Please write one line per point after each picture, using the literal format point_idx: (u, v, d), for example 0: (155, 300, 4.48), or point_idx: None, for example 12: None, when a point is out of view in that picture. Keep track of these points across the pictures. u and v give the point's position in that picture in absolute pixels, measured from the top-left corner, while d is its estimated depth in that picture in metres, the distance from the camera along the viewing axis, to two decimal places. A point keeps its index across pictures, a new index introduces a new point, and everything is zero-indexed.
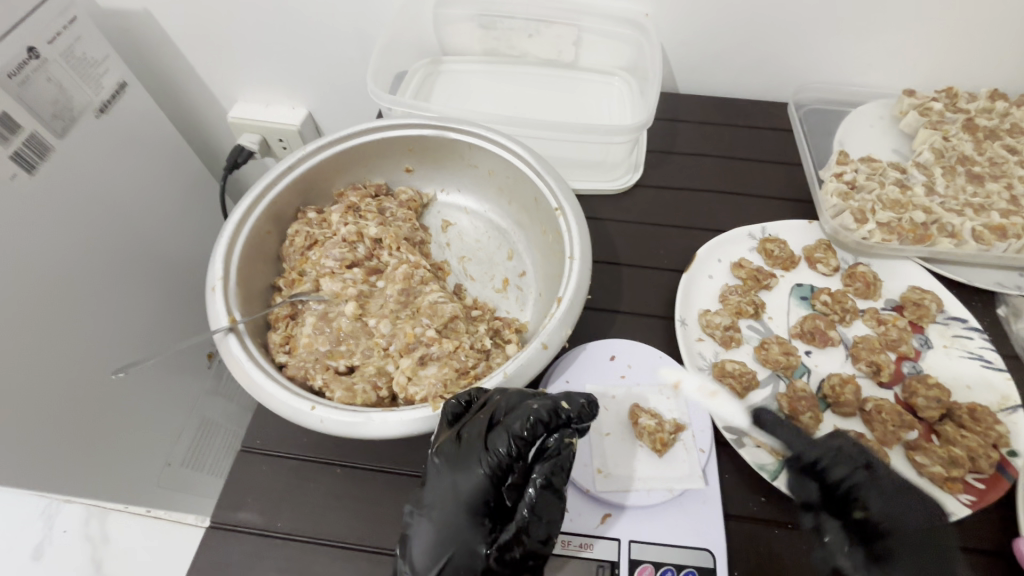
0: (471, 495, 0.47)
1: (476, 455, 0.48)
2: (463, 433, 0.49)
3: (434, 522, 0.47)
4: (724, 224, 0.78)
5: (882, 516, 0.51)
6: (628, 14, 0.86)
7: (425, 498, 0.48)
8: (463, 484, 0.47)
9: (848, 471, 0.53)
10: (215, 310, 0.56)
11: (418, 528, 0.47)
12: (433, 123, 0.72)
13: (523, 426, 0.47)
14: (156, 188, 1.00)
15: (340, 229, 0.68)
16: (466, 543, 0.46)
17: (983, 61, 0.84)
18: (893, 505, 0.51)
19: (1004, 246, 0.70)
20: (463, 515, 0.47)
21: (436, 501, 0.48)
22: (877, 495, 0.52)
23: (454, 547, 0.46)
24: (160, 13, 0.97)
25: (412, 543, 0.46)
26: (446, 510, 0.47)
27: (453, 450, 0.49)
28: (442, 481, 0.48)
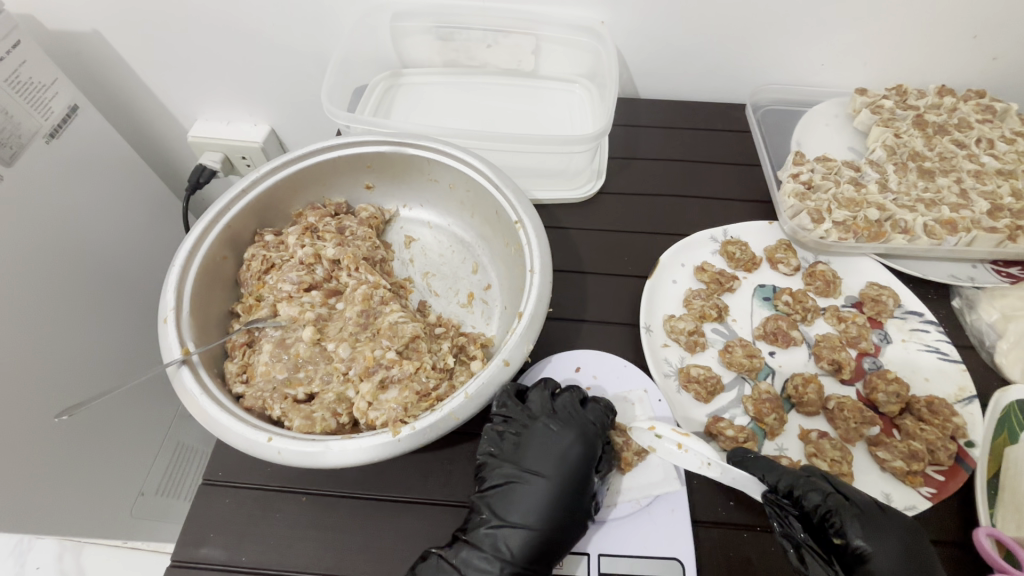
0: (571, 462, 0.53)
1: (579, 427, 0.55)
2: (561, 406, 0.56)
3: (538, 480, 0.52)
4: (686, 227, 0.79)
5: (864, 543, 0.49)
6: (584, 22, 0.86)
7: (526, 462, 0.54)
8: (566, 452, 0.53)
9: (820, 496, 0.51)
10: (167, 342, 0.55)
11: (529, 489, 0.52)
12: (390, 140, 0.72)
13: (602, 408, 0.57)
14: (116, 210, 0.97)
15: (297, 251, 0.67)
16: (569, 503, 0.51)
17: (928, 59, 0.86)
18: (874, 528, 0.49)
19: (954, 239, 0.71)
20: (562, 479, 0.52)
21: (539, 463, 0.53)
22: (853, 518, 0.50)
23: (565, 500, 0.51)
24: (112, 34, 0.94)
25: (525, 500, 0.51)
26: (549, 472, 0.53)
27: (559, 419, 0.55)
28: (541, 448, 0.54)
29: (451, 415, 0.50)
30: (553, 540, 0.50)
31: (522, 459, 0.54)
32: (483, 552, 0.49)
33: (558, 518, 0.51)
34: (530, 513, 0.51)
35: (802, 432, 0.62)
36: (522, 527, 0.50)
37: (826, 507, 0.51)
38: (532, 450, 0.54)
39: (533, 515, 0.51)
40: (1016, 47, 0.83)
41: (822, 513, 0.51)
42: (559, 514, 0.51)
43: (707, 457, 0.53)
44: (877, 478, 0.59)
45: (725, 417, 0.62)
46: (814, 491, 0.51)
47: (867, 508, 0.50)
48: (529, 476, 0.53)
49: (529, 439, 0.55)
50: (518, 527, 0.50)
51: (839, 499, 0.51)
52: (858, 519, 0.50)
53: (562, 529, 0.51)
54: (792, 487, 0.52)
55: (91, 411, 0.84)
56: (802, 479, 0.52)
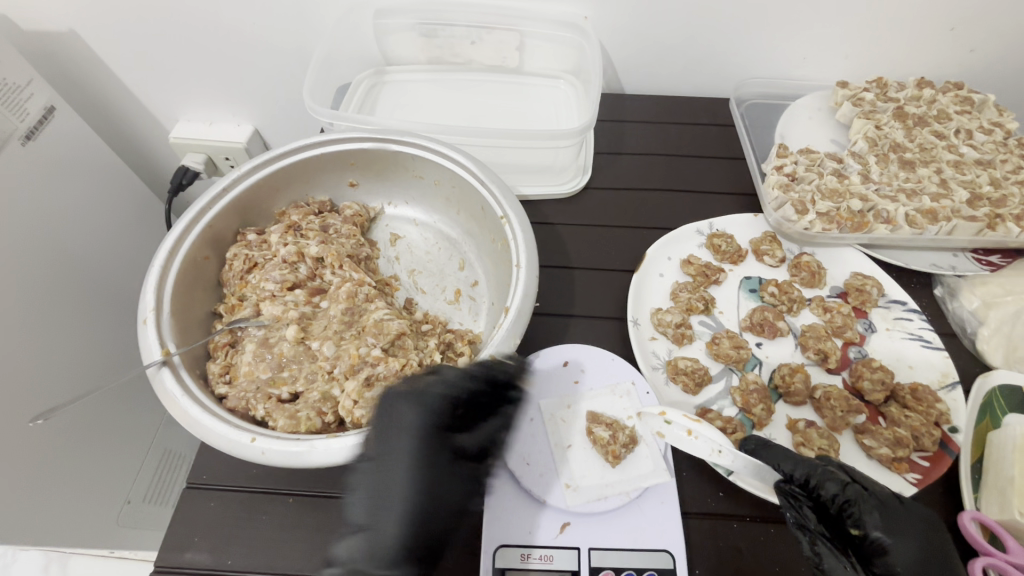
0: (423, 437, 0.49)
1: (423, 400, 0.50)
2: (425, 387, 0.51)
3: (392, 467, 0.47)
4: (672, 221, 0.79)
5: (882, 534, 0.48)
6: (567, 18, 0.86)
7: (372, 450, 0.48)
8: (423, 438, 0.49)
9: (839, 487, 0.50)
10: (147, 344, 0.54)
11: (383, 487, 0.47)
12: (373, 137, 0.71)
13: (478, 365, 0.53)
14: (96, 212, 0.95)
15: (280, 250, 0.66)
16: (432, 494, 0.48)
17: (907, 51, 0.87)
18: (893, 521, 0.48)
19: (935, 228, 0.72)
20: (417, 461, 0.48)
21: (387, 448, 0.48)
22: (872, 509, 0.49)
23: (429, 491, 0.48)
24: (88, 34, 0.93)
25: (381, 500, 0.47)
26: (398, 455, 0.48)
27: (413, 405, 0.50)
28: (397, 438, 0.49)
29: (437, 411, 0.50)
30: (432, 523, 0.47)
31: (374, 452, 0.48)
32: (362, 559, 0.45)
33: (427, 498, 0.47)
34: (395, 500, 0.47)
35: (789, 421, 0.62)
36: (387, 519, 0.46)
37: (845, 498, 0.49)
38: (388, 441, 0.48)
39: (389, 515, 0.46)
40: (992, 39, 0.84)
41: (840, 504, 0.49)
42: (419, 509, 0.47)
43: (718, 442, 0.51)
44: (863, 465, 0.59)
45: (713, 408, 0.62)
46: (833, 482, 0.50)
47: (887, 500, 0.50)
48: (377, 464, 0.48)
49: (376, 424, 0.49)
50: (388, 520, 0.46)
51: (858, 490, 0.50)
52: (878, 509, 0.49)
53: (438, 508, 0.47)
54: (809, 477, 0.51)
55: (70, 416, 0.82)
56: (820, 470, 0.51)
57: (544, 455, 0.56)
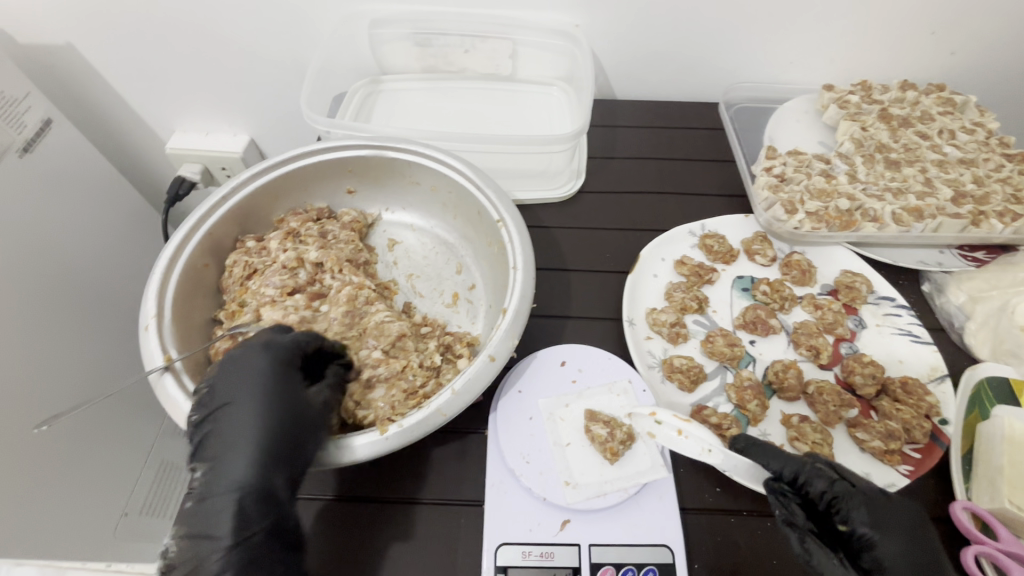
0: (274, 380, 0.49)
1: (274, 346, 0.51)
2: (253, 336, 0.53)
3: (238, 409, 0.47)
4: (666, 223, 0.80)
5: (869, 530, 0.48)
6: (558, 26, 0.88)
7: (222, 397, 0.48)
8: (254, 371, 0.49)
9: (826, 483, 0.50)
10: (149, 350, 0.54)
11: (230, 418, 0.47)
12: (370, 144, 0.72)
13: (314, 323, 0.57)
14: (93, 223, 0.96)
15: (279, 256, 0.67)
16: (282, 416, 0.48)
17: (891, 54, 0.89)
18: (881, 517, 0.49)
19: (921, 226, 0.74)
20: (263, 390, 0.48)
21: (236, 392, 0.48)
22: (859, 505, 0.49)
23: (278, 414, 0.48)
24: (85, 46, 0.94)
25: (231, 431, 0.46)
26: (245, 397, 0.48)
27: (249, 346, 0.51)
28: (237, 374, 0.49)
29: (439, 411, 0.51)
30: (283, 460, 0.46)
31: (219, 391, 0.48)
32: (211, 504, 0.44)
33: (277, 434, 0.47)
34: (244, 438, 0.46)
35: (783, 417, 0.63)
36: (236, 449, 0.45)
37: (832, 495, 0.50)
38: (227, 379, 0.49)
39: (241, 440, 0.46)
40: (971, 42, 0.87)
41: (828, 500, 0.50)
42: (269, 431, 0.46)
43: (707, 443, 0.54)
44: (857, 458, 0.60)
45: (709, 405, 0.63)
46: (819, 478, 0.51)
47: (874, 496, 0.50)
48: (228, 409, 0.48)
49: (220, 377, 0.49)
50: (234, 457, 0.45)
51: (846, 487, 0.50)
52: (863, 504, 0.49)
53: (289, 443, 0.47)
54: (796, 475, 0.51)
55: (66, 424, 0.82)
56: (807, 466, 0.51)
57: (543, 453, 0.56)
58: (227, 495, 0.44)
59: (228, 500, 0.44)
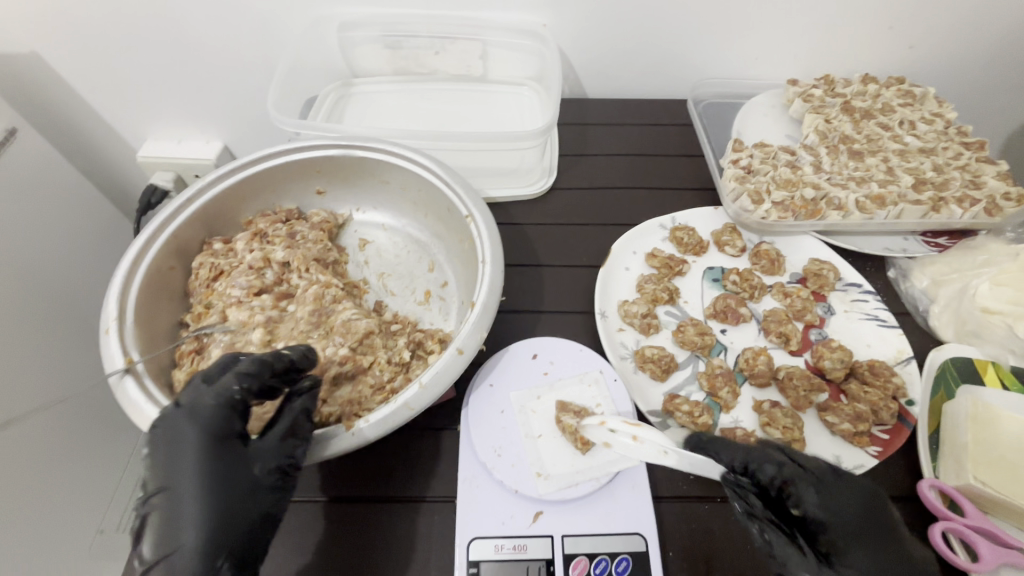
0: (212, 457, 0.44)
1: (201, 416, 0.45)
2: (186, 398, 0.46)
3: (177, 499, 0.42)
4: (637, 217, 0.81)
5: (819, 510, 0.48)
6: (526, 26, 0.89)
7: (156, 483, 0.43)
8: (193, 448, 0.44)
9: (775, 468, 0.50)
10: (110, 353, 0.53)
11: (170, 506, 0.42)
12: (338, 143, 0.72)
13: (251, 364, 0.48)
14: (62, 233, 0.94)
15: (246, 257, 0.67)
16: (227, 497, 0.44)
17: (850, 50, 0.92)
18: (829, 497, 0.49)
19: (884, 213, 0.75)
20: (205, 471, 0.43)
21: (172, 479, 0.43)
22: (808, 486, 0.49)
23: (225, 495, 0.43)
24: (51, 55, 0.93)
25: (175, 521, 0.42)
26: (184, 486, 0.43)
27: (185, 415, 0.45)
28: (175, 451, 0.44)
29: (406, 406, 0.50)
30: (235, 544, 0.43)
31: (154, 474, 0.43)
32: None
33: (226, 524, 0.43)
34: (189, 533, 0.42)
35: (755, 403, 0.63)
36: (180, 544, 0.41)
37: (776, 479, 0.49)
38: (163, 459, 0.43)
39: (186, 531, 0.42)
40: (927, 35, 0.89)
41: (777, 487, 0.49)
42: (216, 518, 0.42)
43: (661, 445, 0.51)
44: (827, 441, 0.61)
45: (681, 394, 0.64)
46: (766, 465, 0.50)
47: (817, 480, 0.50)
48: (166, 494, 0.43)
49: (155, 452, 0.44)
50: (181, 557, 0.41)
51: (795, 469, 0.50)
52: (812, 489, 0.49)
53: (239, 531, 0.44)
54: (747, 463, 0.50)
55: (27, 432, 0.79)
56: (755, 453, 0.50)
57: (515, 446, 0.56)
58: None
59: None
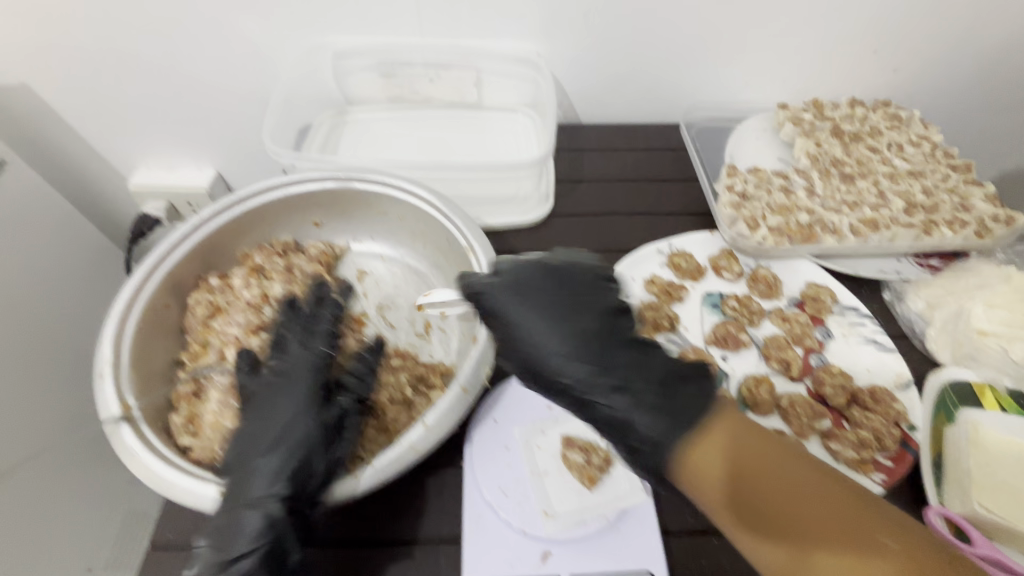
0: (306, 390, 0.54)
1: (300, 359, 0.56)
2: (286, 349, 0.58)
3: (276, 415, 0.52)
4: (635, 243, 0.82)
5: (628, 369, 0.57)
6: (522, 54, 0.90)
7: (259, 405, 0.53)
8: (292, 381, 0.54)
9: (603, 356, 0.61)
10: (104, 398, 0.52)
11: (266, 421, 0.52)
12: (336, 176, 0.72)
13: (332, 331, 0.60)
14: (51, 263, 0.92)
15: (244, 293, 0.67)
16: (312, 419, 0.51)
17: (837, 74, 0.94)
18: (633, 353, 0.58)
19: (878, 237, 0.76)
20: (299, 397, 0.53)
21: (271, 404, 0.53)
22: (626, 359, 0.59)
23: (309, 416, 0.52)
24: (42, 84, 0.92)
25: (269, 433, 0.51)
26: (284, 405, 0.52)
27: (287, 357, 0.57)
28: (277, 383, 0.54)
29: (411, 448, 0.49)
30: (312, 455, 0.49)
31: (260, 398, 0.54)
32: (243, 496, 0.47)
33: (307, 439, 0.50)
34: (271, 447, 0.50)
35: None
36: (270, 448, 0.50)
37: (579, 325, 0.53)
38: (268, 389, 0.54)
39: (277, 439, 0.50)
40: (910, 60, 0.92)
41: (530, 341, 0.54)
42: (301, 432, 0.50)
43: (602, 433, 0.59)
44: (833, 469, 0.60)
45: None
46: (522, 325, 0.54)
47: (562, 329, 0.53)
48: (267, 414, 0.52)
49: (262, 383, 0.55)
50: (263, 466, 0.48)
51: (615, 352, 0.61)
52: (551, 347, 0.53)
53: (318, 447, 0.50)
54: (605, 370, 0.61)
55: (10, 474, 0.76)
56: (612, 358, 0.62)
57: (521, 483, 0.55)
58: (260, 491, 0.47)
59: (260, 497, 0.46)
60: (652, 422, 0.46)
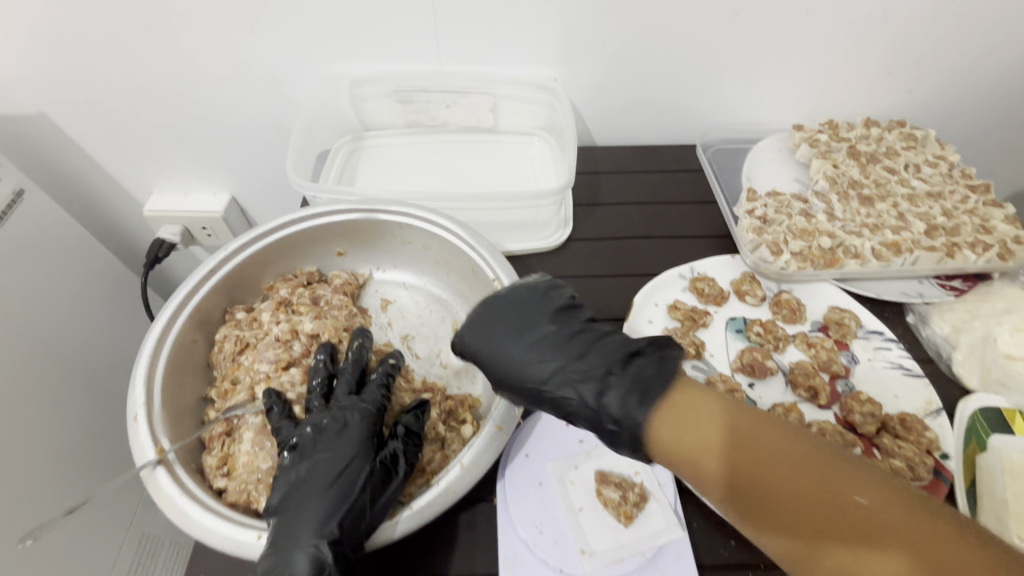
0: (355, 438, 0.53)
1: (353, 407, 0.56)
2: (337, 395, 0.58)
3: (323, 462, 0.51)
4: (656, 267, 0.82)
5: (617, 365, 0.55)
6: (539, 79, 0.91)
7: (306, 446, 0.53)
8: (343, 428, 0.54)
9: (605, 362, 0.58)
10: (139, 442, 0.52)
11: (312, 465, 0.51)
12: (359, 208, 0.73)
13: (386, 375, 0.60)
14: (71, 290, 0.92)
15: (272, 328, 0.66)
16: (358, 470, 0.51)
17: (852, 95, 0.94)
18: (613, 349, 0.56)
19: (900, 260, 0.76)
20: (348, 445, 0.52)
21: (321, 448, 0.52)
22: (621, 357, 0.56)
23: (357, 467, 0.51)
24: (60, 114, 0.93)
25: (315, 478, 0.50)
26: (332, 452, 0.52)
27: (338, 404, 0.56)
28: (327, 429, 0.54)
29: (449, 488, 0.49)
30: (356, 506, 0.48)
31: (308, 442, 0.53)
32: (285, 540, 0.46)
33: (353, 490, 0.49)
34: (321, 490, 0.49)
35: None
36: (316, 496, 0.49)
37: (540, 324, 0.55)
38: (318, 433, 0.54)
39: (323, 487, 0.49)
40: (924, 81, 0.92)
41: (500, 353, 0.54)
42: (347, 483, 0.50)
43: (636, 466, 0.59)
44: None
45: None
46: (488, 338, 0.55)
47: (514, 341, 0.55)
48: (314, 458, 0.52)
49: (310, 428, 0.54)
50: (312, 509, 0.48)
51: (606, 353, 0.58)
52: (519, 351, 0.53)
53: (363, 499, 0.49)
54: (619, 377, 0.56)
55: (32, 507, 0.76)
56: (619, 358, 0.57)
57: (556, 520, 0.55)
58: (304, 538, 0.46)
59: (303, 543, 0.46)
60: (643, 404, 0.46)
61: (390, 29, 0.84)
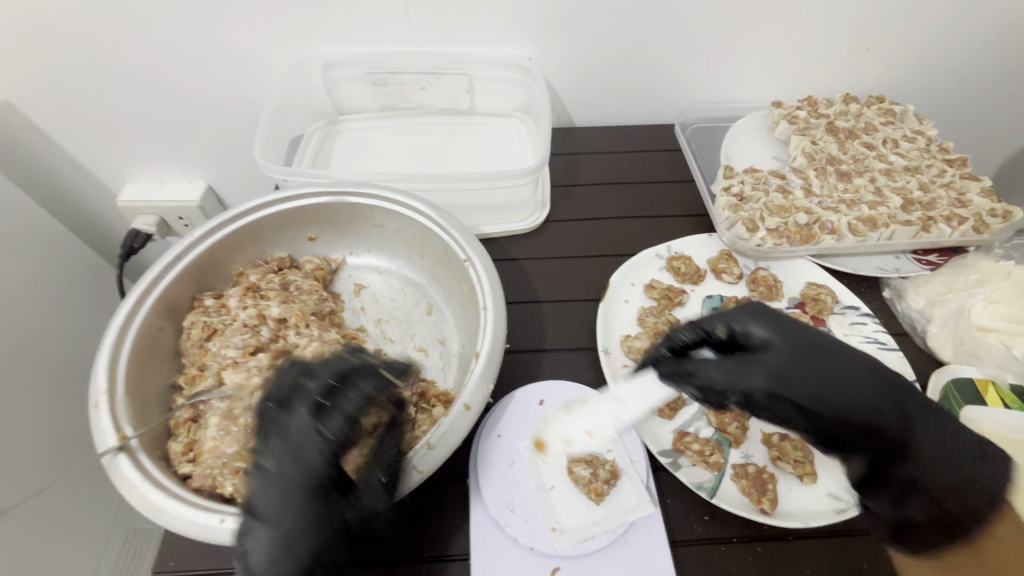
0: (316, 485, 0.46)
1: (309, 447, 0.48)
2: (294, 430, 0.49)
3: (283, 520, 0.45)
4: (635, 247, 0.81)
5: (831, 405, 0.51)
6: (512, 60, 0.89)
7: (265, 501, 0.46)
8: (302, 476, 0.46)
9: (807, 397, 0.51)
10: (101, 429, 0.51)
11: (272, 525, 0.45)
12: (329, 191, 0.71)
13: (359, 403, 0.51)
14: (44, 284, 0.90)
15: (240, 313, 0.65)
16: (326, 525, 0.45)
17: (830, 72, 0.94)
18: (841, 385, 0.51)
19: (876, 235, 0.76)
20: (311, 498, 0.46)
21: (279, 506, 0.45)
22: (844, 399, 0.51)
23: (323, 520, 0.46)
24: (25, 103, 0.90)
25: (274, 538, 0.44)
26: (294, 508, 0.45)
27: (294, 444, 0.48)
28: (283, 476, 0.47)
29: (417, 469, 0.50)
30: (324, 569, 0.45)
31: (262, 496, 0.46)
32: None
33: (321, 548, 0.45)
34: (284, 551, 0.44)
35: (764, 436, 0.62)
36: (282, 559, 0.44)
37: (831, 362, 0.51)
38: (274, 483, 0.46)
39: (286, 548, 0.44)
40: (903, 56, 0.91)
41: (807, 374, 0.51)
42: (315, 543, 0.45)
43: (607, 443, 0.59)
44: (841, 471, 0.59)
45: (690, 431, 0.61)
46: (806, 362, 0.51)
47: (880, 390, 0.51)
48: (274, 514, 0.45)
49: (267, 476, 0.47)
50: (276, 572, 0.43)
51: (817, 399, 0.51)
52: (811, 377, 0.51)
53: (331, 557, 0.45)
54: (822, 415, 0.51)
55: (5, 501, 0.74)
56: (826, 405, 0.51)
57: (528, 499, 0.55)
58: None
59: None
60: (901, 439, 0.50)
61: (359, 9, 0.82)
